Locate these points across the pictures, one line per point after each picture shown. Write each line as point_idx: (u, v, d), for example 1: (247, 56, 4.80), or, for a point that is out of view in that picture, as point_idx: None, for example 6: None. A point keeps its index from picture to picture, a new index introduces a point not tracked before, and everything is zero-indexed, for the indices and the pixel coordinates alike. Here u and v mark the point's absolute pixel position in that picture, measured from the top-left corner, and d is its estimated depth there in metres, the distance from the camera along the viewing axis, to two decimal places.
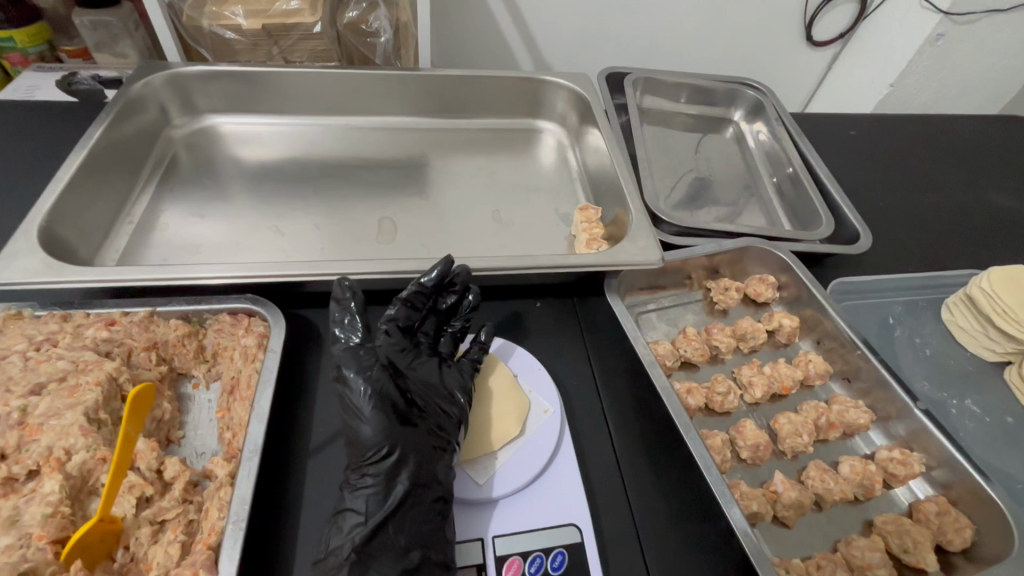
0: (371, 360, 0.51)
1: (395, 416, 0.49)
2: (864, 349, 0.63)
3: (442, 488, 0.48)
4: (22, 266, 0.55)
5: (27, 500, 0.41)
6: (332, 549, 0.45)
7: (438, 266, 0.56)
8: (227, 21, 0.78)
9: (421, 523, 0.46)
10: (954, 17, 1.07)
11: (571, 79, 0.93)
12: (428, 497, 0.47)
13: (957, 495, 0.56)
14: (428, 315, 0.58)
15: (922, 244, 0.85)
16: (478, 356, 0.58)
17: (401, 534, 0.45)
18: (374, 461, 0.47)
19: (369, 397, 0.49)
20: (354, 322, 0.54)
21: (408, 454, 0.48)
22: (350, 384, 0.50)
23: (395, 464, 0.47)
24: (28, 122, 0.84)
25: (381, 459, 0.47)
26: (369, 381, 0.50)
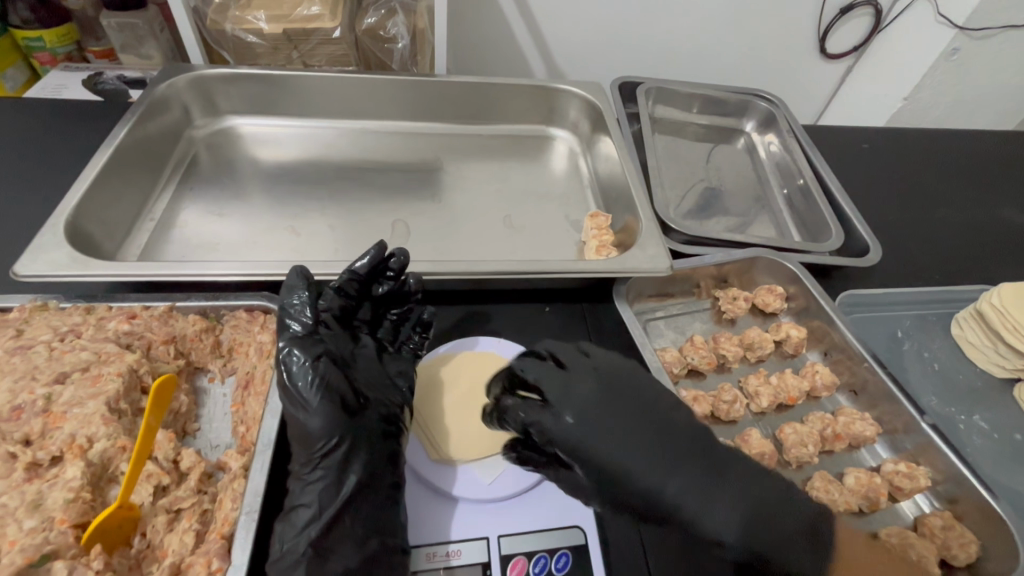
0: (314, 350, 0.50)
1: (343, 405, 0.49)
2: (872, 361, 0.63)
3: (395, 474, 0.50)
4: (50, 259, 0.57)
5: (50, 485, 0.43)
6: (289, 547, 0.44)
7: (371, 253, 0.58)
8: (249, 25, 0.80)
9: (377, 510, 0.47)
10: (967, 32, 1.07)
11: (584, 87, 0.94)
12: (384, 485, 0.48)
13: (963, 510, 0.56)
14: (362, 303, 0.60)
15: (933, 258, 0.85)
16: (418, 343, 0.62)
17: (359, 524, 0.46)
18: (323, 453, 0.47)
19: (314, 387, 0.48)
20: (294, 309, 0.54)
21: (358, 444, 0.48)
22: (291, 373, 0.49)
23: (344, 457, 0.48)
24: (55, 120, 0.86)
25: (331, 449, 0.47)
26: (314, 370, 0.49)
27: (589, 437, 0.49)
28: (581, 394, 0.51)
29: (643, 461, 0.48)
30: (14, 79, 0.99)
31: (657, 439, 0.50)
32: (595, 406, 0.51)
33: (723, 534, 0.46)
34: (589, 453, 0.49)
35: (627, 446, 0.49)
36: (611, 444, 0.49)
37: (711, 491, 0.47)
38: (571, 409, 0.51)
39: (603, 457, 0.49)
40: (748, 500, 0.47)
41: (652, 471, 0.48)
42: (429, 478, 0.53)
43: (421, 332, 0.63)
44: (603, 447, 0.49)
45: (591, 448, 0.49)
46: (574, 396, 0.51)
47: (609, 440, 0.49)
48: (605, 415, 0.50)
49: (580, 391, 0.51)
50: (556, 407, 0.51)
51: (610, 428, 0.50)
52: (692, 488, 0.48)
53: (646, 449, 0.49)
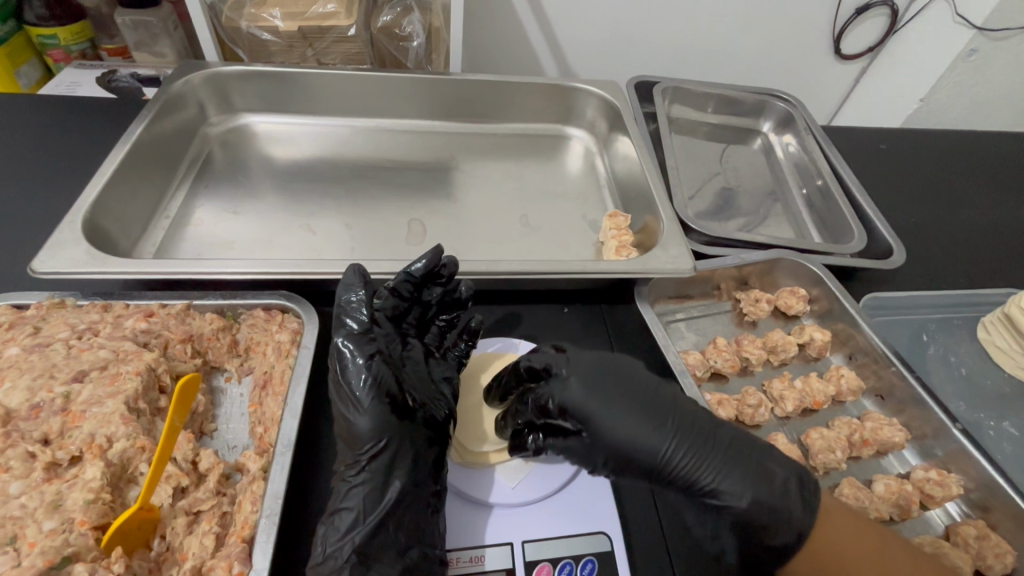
0: (369, 347, 0.50)
1: (392, 408, 0.48)
2: (899, 365, 0.62)
3: (438, 483, 0.49)
4: (67, 256, 0.56)
5: (70, 485, 0.42)
6: (331, 552, 0.44)
7: (427, 256, 0.56)
8: (264, 23, 0.80)
9: (419, 521, 0.46)
10: (988, 33, 1.06)
11: (600, 86, 0.93)
12: (424, 494, 0.47)
13: (998, 519, 0.54)
14: (413, 306, 0.58)
15: (957, 260, 0.84)
16: (464, 351, 0.59)
17: (400, 532, 0.45)
18: (369, 456, 0.47)
19: (369, 386, 0.48)
20: (349, 307, 0.52)
21: (405, 449, 0.48)
22: (348, 371, 0.49)
23: (390, 463, 0.47)
24: (69, 117, 0.86)
25: (380, 453, 0.47)
26: (368, 368, 0.49)
27: (594, 413, 0.48)
28: (584, 371, 0.50)
29: (650, 435, 0.47)
30: (28, 76, 0.99)
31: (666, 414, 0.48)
32: (605, 379, 0.49)
33: (732, 501, 0.45)
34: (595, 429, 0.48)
35: (634, 421, 0.47)
36: (617, 420, 0.47)
37: (718, 463, 0.46)
38: (575, 385, 0.49)
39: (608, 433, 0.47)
40: (773, 470, 0.45)
41: (660, 444, 0.46)
42: (454, 481, 0.52)
43: (468, 340, 0.59)
44: (610, 425, 0.47)
45: (596, 424, 0.48)
46: (578, 375, 0.49)
47: (615, 418, 0.47)
48: (610, 392, 0.48)
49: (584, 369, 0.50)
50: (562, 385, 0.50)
51: (616, 404, 0.48)
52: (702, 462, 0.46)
53: (655, 422, 0.47)
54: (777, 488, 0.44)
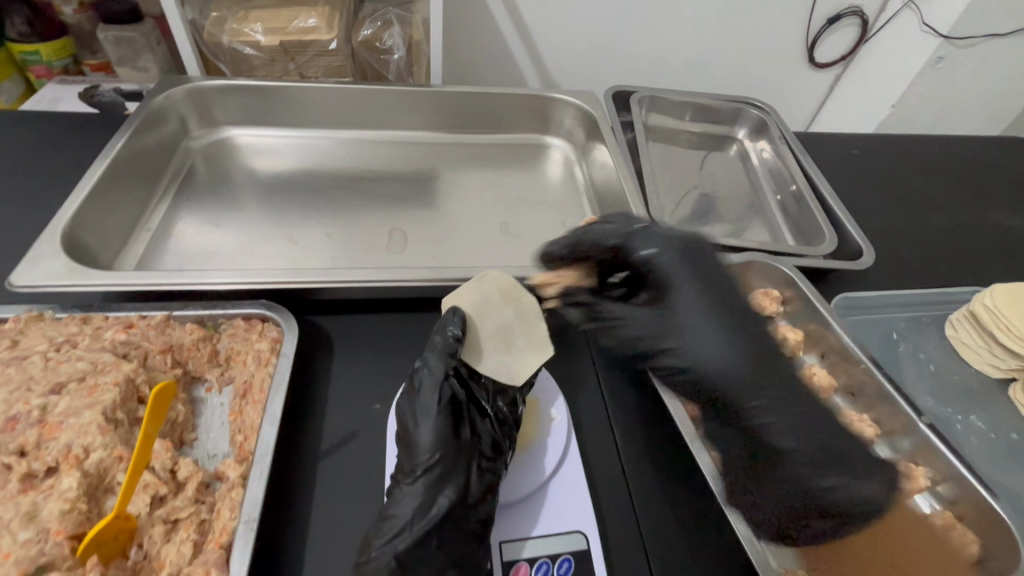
0: (439, 362, 0.52)
1: (456, 428, 0.49)
2: (868, 364, 0.64)
3: (484, 511, 0.47)
4: (46, 270, 0.57)
5: (45, 496, 0.42)
6: (374, 554, 0.44)
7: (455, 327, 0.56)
8: (246, 38, 0.81)
9: (459, 543, 0.45)
10: (953, 40, 1.10)
11: (578, 97, 0.96)
12: (470, 519, 0.46)
13: (963, 511, 0.56)
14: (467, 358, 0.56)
15: (927, 261, 0.86)
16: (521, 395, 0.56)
17: (442, 551, 0.44)
18: (424, 468, 0.47)
19: (444, 396, 0.50)
20: (454, 340, 0.54)
21: (465, 461, 0.48)
22: (422, 383, 0.51)
23: (446, 470, 0.47)
24: (51, 132, 0.86)
25: (444, 464, 0.47)
26: (437, 384, 0.51)
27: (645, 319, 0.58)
28: (696, 281, 0.58)
29: (692, 359, 0.54)
30: (10, 92, 0.99)
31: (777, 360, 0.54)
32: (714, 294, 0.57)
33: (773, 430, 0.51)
34: (661, 352, 0.56)
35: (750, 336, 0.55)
36: (697, 343, 0.54)
37: (775, 401, 0.52)
38: (684, 276, 0.58)
39: (693, 351, 0.54)
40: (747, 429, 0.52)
41: (737, 363, 0.53)
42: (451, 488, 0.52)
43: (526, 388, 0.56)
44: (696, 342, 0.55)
45: (683, 331, 0.55)
46: (685, 272, 0.58)
47: (736, 352, 0.54)
48: (714, 309, 0.56)
49: (679, 241, 0.60)
50: (667, 278, 0.58)
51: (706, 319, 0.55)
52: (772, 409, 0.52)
53: (746, 339, 0.54)
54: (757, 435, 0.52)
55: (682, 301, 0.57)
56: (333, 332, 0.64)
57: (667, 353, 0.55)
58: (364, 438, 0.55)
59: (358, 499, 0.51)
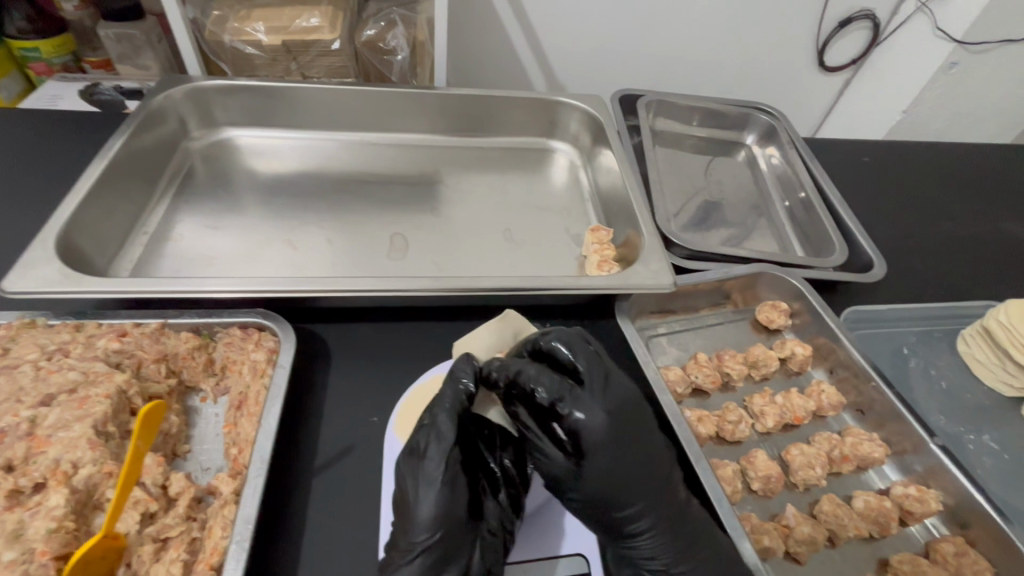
0: (453, 422, 0.48)
1: (461, 502, 0.45)
2: (878, 380, 0.62)
3: None
4: (40, 275, 0.56)
5: (32, 513, 0.41)
6: None
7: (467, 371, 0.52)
8: (248, 37, 0.80)
9: None
10: (966, 46, 1.08)
11: (585, 100, 0.94)
12: None
13: (975, 536, 0.55)
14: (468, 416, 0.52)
15: (939, 273, 0.84)
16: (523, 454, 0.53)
17: None
18: (423, 546, 0.43)
19: (452, 467, 0.46)
20: (467, 395, 0.51)
21: (469, 539, 0.45)
22: (429, 449, 0.47)
23: (449, 549, 0.44)
24: (49, 131, 0.85)
25: (447, 545, 0.44)
26: (448, 451, 0.46)
27: (551, 455, 0.48)
28: (611, 436, 0.47)
29: (600, 495, 0.47)
30: (9, 89, 0.98)
31: (663, 510, 0.48)
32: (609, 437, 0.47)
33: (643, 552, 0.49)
34: (566, 492, 0.48)
35: (637, 485, 0.48)
36: (596, 488, 0.47)
37: (665, 547, 0.48)
38: (598, 426, 0.47)
39: (589, 489, 0.47)
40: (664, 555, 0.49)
41: (641, 517, 0.48)
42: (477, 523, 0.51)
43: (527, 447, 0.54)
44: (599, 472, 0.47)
45: (585, 478, 0.47)
46: (602, 423, 0.47)
47: (626, 504, 0.48)
48: (623, 459, 0.47)
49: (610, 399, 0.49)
50: (586, 428, 0.47)
51: (618, 468, 0.47)
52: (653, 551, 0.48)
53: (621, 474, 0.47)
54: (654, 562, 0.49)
55: (598, 453, 0.47)
56: (332, 341, 0.63)
57: (588, 505, 0.48)
58: (361, 453, 0.54)
59: (354, 517, 0.50)
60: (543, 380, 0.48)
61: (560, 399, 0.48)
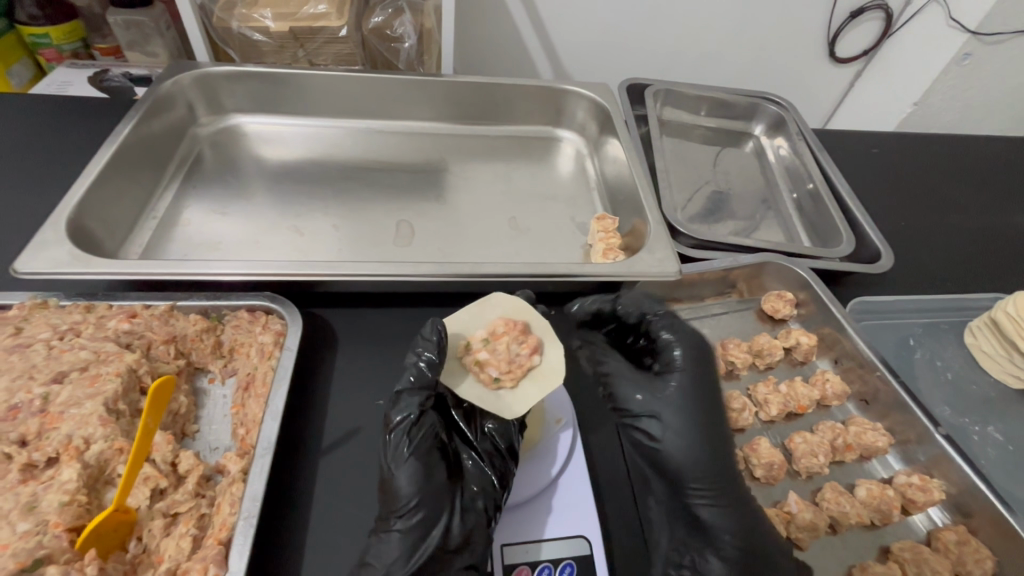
0: (415, 397, 0.48)
1: (434, 469, 0.46)
2: (884, 370, 0.62)
3: (471, 554, 0.45)
4: (51, 256, 0.56)
5: (45, 487, 0.42)
6: None
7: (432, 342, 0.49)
8: (255, 23, 0.79)
9: None
10: (980, 37, 1.06)
11: (592, 89, 0.93)
12: (455, 564, 0.44)
13: (978, 525, 0.55)
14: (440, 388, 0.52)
15: (947, 265, 0.84)
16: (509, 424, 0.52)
17: None
18: (403, 513, 0.45)
19: (424, 435, 0.47)
20: (428, 365, 0.48)
21: (446, 506, 0.45)
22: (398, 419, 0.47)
23: (429, 516, 0.44)
24: (59, 117, 0.86)
25: (426, 511, 0.44)
26: (418, 420, 0.47)
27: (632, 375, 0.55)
28: (693, 366, 0.53)
29: (672, 422, 0.51)
30: (21, 75, 0.98)
31: (725, 452, 0.51)
32: (688, 370, 0.53)
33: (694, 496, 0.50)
34: (636, 418, 0.53)
35: (703, 423, 0.52)
36: (672, 411, 0.52)
37: (719, 493, 0.50)
38: (683, 354, 0.53)
39: (665, 410, 0.52)
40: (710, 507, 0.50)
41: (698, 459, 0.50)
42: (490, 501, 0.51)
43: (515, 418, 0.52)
44: (671, 403, 0.52)
45: (661, 398, 0.52)
46: (685, 354, 0.54)
47: (693, 439, 0.51)
48: (696, 393, 0.52)
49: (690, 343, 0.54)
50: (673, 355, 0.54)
51: (687, 400, 0.52)
52: (706, 498, 0.50)
53: (684, 410, 0.52)
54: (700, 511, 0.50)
55: (679, 376, 0.53)
56: (338, 325, 0.63)
57: (659, 432, 0.51)
58: (367, 435, 0.55)
59: (359, 497, 0.51)
60: (640, 307, 0.56)
61: (655, 326, 0.55)
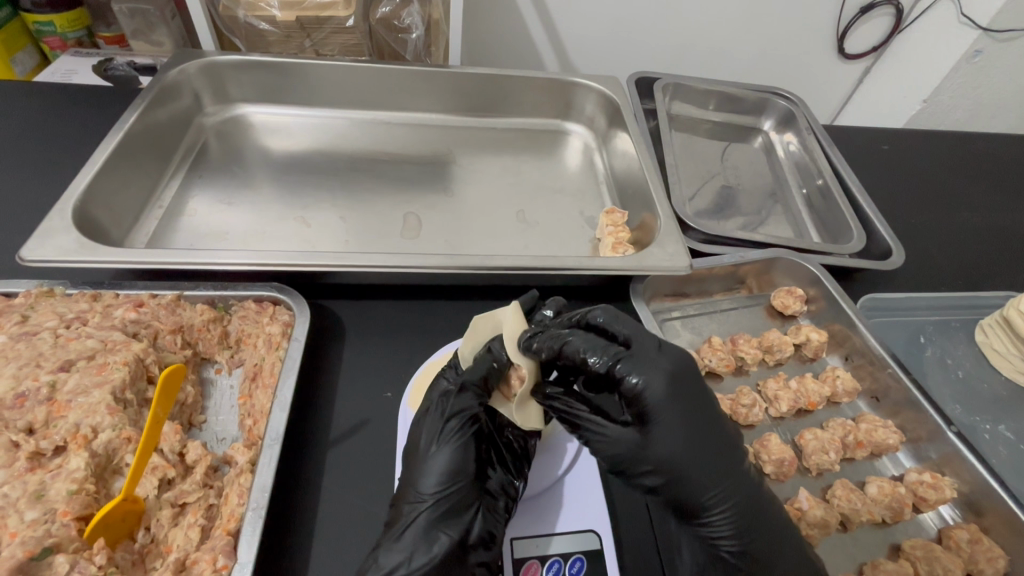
0: (471, 393, 0.49)
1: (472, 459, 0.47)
2: (895, 367, 0.62)
3: (489, 552, 0.44)
4: (57, 244, 0.56)
5: (54, 475, 0.42)
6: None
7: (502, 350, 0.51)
8: (262, 13, 0.78)
9: None
10: (993, 34, 1.04)
11: (601, 82, 0.92)
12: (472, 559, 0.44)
13: (990, 523, 0.55)
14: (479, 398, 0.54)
15: (958, 262, 0.83)
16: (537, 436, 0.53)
17: None
18: (431, 500, 0.45)
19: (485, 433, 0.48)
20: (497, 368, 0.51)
21: (477, 498, 0.46)
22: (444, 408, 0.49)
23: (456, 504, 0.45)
24: (63, 105, 0.85)
25: (457, 501, 0.45)
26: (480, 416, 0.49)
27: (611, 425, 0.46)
28: (672, 403, 0.45)
29: (672, 466, 0.45)
30: (24, 63, 0.97)
31: (729, 484, 0.46)
32: (668, 409, 0.45)
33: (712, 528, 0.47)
34: (631, 471, 0.46)
35: (702, 460, 0.45)
36: (667, 456, 0.45)
37: (738, 521, 0.46)
38: (655, 393, 0.45)
39: (659, 459, 0.45)
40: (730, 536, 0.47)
41: (707, 497, 0.46)
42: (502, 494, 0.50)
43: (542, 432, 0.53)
44: (664, 452, 0.45)
45: (648, 447, 0.45)
46: (660, 391, 0.45)
47: (695, 477, 0.46)
48: (686, 429, 0.45)
49: (665, 375, 0.45)
50: (646, 397, 0.45)
51: (679, 440, 0.45)
52: (723, 527, 0.46)
53: (678, 452, 0.45)
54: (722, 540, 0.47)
55: (661, 418, 0.45)
56: (345, 317, 0.63)
57: (660, 479, 0.46)
58: (375, 427, 0.54)
59: (368, 489, 0.50)
60: (592, 351, 0.46)
61: (613, 370, 0.45)
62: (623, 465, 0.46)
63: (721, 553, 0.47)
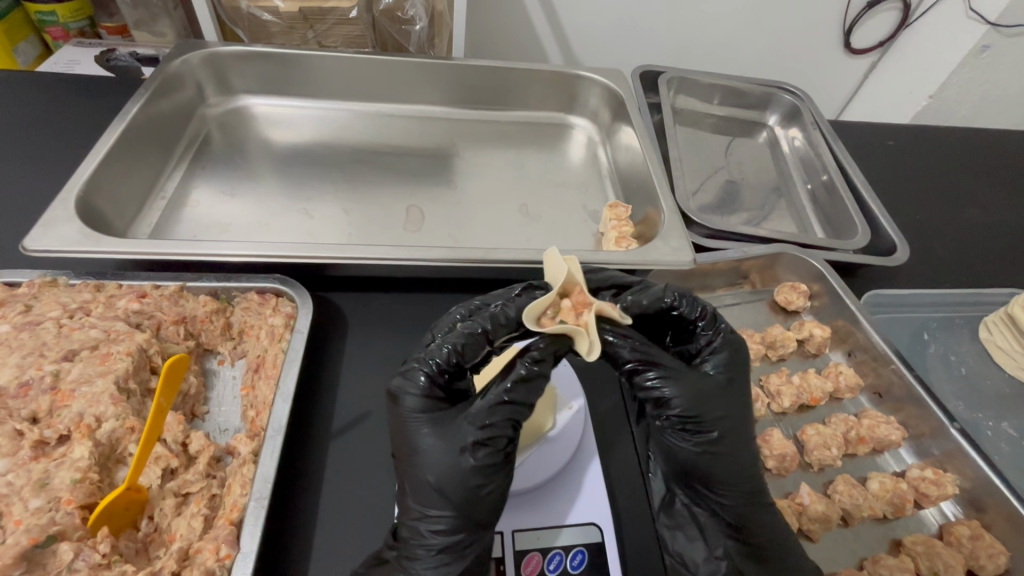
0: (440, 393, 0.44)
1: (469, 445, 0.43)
2: (898, 363, 0.62)
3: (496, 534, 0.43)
4: (61, 234, 0.56)
5: (57, 464, 0.42)
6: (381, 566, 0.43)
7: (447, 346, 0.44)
8: (265, 3, 0.78)
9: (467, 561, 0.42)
10: (1001, 29, 1.03)
11: (605, 75, 0.92)
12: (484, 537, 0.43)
13: (991, 520, 0.55)
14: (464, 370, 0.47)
15: (964, 259, 0.83)
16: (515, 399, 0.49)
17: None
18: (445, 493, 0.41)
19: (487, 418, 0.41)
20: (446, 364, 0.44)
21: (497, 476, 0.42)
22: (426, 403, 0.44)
23: (483, 517, 0.42)
24: (66, 95, 0.85)
25: (479, 512, 0.41)
26: (471, 417, 0.42)
27: (687, 375, 0.46)
28: (739, 370, 0.49)
29: (729, 423, 0.46)
30: (26, 54, 0.97)
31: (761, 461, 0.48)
32: (736, 373, 0.48)
33: (737, 510, 0.47)
34: (696, 423, 0.45)
35: (749, 430, 0.48)
36: (726, 412, 0.46)
37: (762, 506, 0.47)
38: (732, 358, 0.48)
39: (726, 414, 0.46)
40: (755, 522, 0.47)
41: (746, 467, 0.47)
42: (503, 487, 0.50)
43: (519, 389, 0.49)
44: (731, 408, 0.47)
45: (720, 401, 0.46)
46: (735, 356, 0.49)
47: (740, 443, 0.47)
48: (745, 397, 0.48)
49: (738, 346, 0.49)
50: (722, 360, 0.48)
51: (740, 404, 0.47)
52: (745, 505, 0.47)
53: (738, 415, 0.47)
54: (746, 524, 0.47)
55: (731, 380, 0.48)
56: (348, 309, 0.63)
57: (713, 438, 0.46)
58: (378, 419, 0.55)
59: (370, 480, 0.51)
60: (687, 304, 0.48)
61: (702, 330, 0.49)
62: (692, 416, 0.45)
63: (741, 536, 0.47)
